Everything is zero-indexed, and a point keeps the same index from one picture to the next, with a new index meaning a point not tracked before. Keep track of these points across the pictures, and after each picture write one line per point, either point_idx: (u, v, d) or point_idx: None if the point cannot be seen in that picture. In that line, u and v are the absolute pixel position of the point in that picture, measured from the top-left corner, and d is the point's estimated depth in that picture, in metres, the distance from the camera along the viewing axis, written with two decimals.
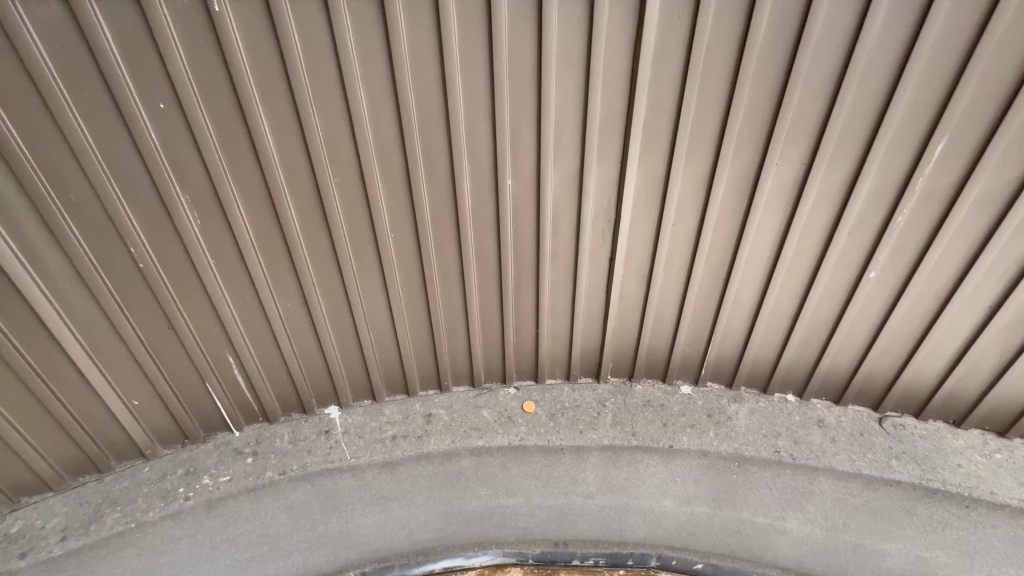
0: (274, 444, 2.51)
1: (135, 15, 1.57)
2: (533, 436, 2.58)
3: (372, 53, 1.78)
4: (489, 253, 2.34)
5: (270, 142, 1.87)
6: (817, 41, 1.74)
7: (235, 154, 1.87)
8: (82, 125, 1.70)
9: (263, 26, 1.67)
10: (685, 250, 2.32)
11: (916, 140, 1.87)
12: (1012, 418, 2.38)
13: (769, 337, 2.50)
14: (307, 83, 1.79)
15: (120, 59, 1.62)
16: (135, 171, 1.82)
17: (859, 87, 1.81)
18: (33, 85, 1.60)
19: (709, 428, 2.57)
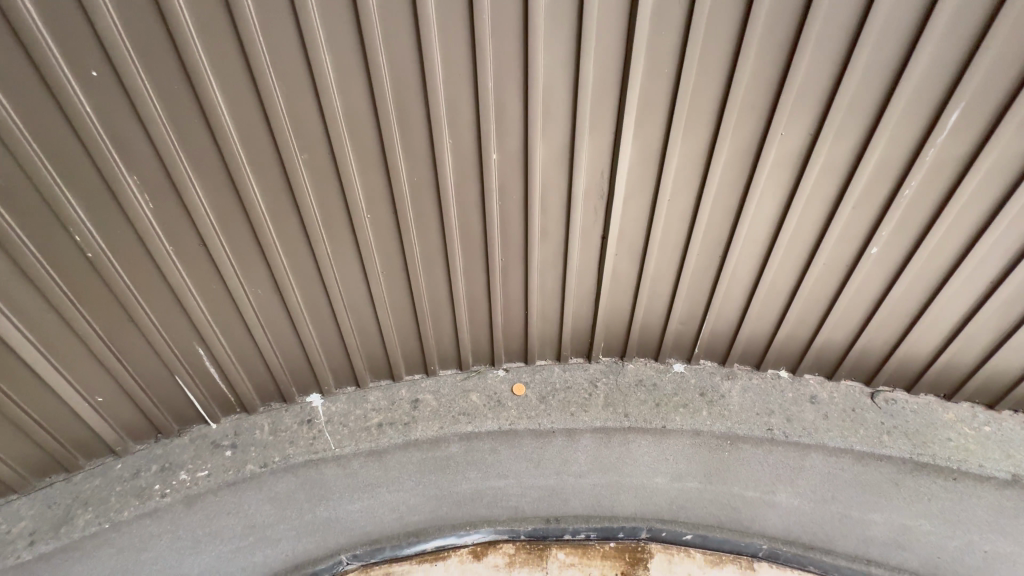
0: (253, 436, 2.41)
1: None
2: (523, 420, 2.53)
3: (335, 12, 1.56)
4: (475, 232, 2.20)
5: (224, 114, 1.66)
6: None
7: (185, 128, 1.66)
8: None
9: None
10: (681, 226, 2.20)
11: (930, 109, 1.73)
12: (1003, 392, 2.38)
13: (765, 314, 2.44)
14: (261, 47, 1.57)
15: (37, 19, 1.38)
16: (70, 149, 1.60)
17: (876, 46, 1.64)
18: None
19: (702, 407, 2.54)
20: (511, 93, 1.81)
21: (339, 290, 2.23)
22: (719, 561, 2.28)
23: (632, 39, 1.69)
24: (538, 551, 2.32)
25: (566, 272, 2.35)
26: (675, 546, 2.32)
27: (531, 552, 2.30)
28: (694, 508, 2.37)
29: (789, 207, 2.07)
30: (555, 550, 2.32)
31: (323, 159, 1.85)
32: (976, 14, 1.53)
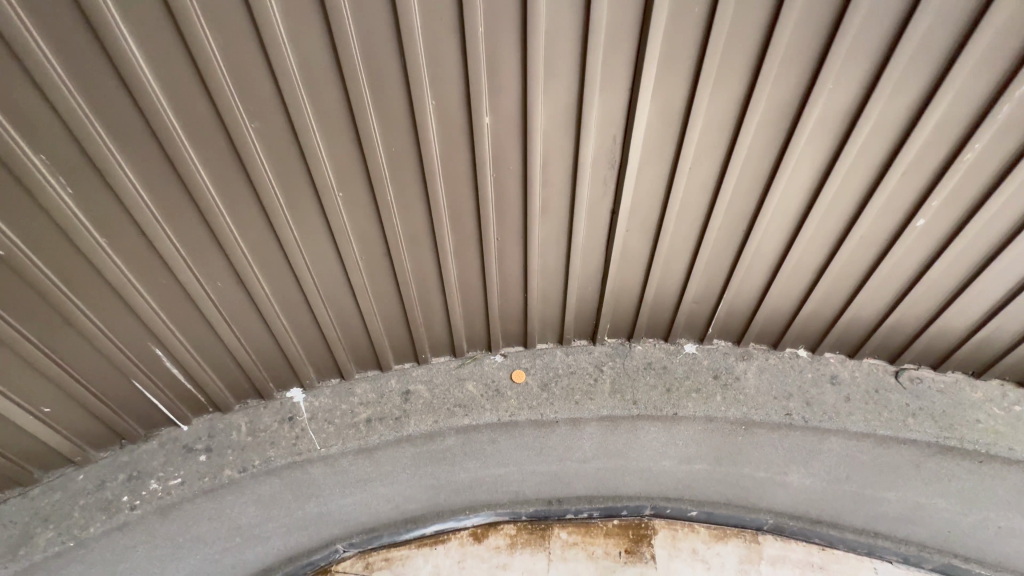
0: (229, 438, 2.20)
1: None
2: (524, 411, 2.33)
3: None
4: (466, 209, 1.91)
5: (145, 73, 1.33)
6: None
7: (98, 93, 1.34)
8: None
9: None
10: (702, 198, 1.93)
11: (1012, 56, 1.44)
12: None
13: (788, 292, 2.22)
14: None
15: None
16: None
17: None
18: None
19: (715, 391, 2.36)
20: (506, 41, 1.48)
21: (313, 278, 1.96)
22: (724, 535, 2.27)
23: None
24: (540, 530, 2.29)
25: (570, 251, 2.09)
26: (679, 522, 2.32)
27: (531, 534, 2.28)
28: (697, 481, 2.30)
29: (828, 175, 1.80)
30: (557, 529, 2.30)
31: (280, 126, 1.53)
32: None
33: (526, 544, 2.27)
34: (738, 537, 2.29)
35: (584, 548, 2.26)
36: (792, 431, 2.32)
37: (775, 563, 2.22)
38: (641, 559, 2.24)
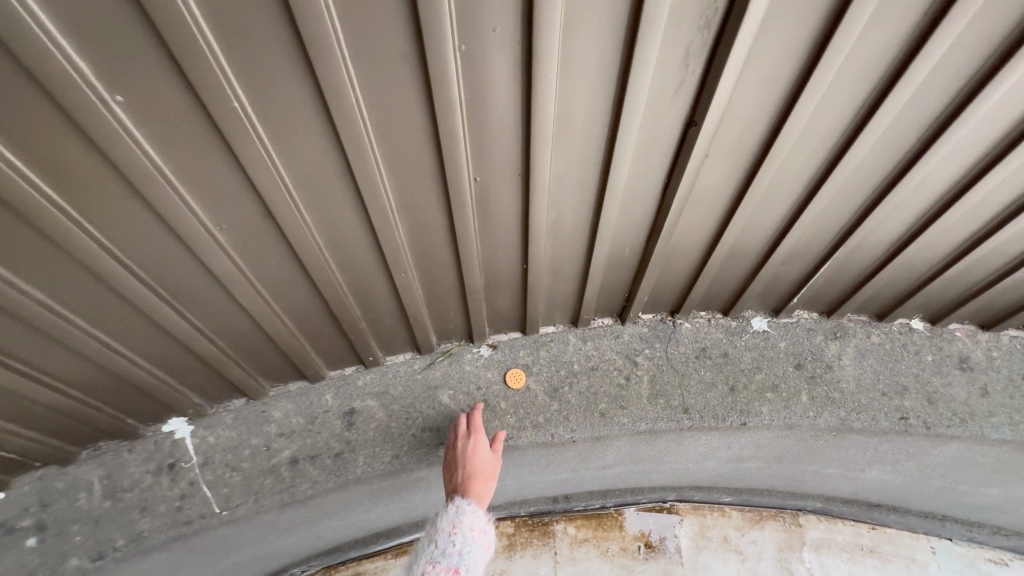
0: (74, 506, 1.43)
1: None
2: (525, 433, 1.58)
3: None
4: (412, 121, 0.99)
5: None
6: None
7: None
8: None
9: None
10: (860, 92, 1.02)
11: None
12: None
13: (937, 245, 1.43)
14: None
15: None
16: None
17: None
18: None
19: (799, 389, 1.64)
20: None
21: (134, 266, 1.08)
22: (759, 520, 2.33)
23: None
24: (542, 526, 2.29)
25: (604, 197, 1.20)
26: (706, 507, 2.36)
27: (533, 529, 2.27)
28: (732, 471, 2.15)
29: None
30: (564, 524, 2.30)
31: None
32: None
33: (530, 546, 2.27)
34: (777, 519, 2.35)
35: (596, 544, 2.25)
36: (902, 438, 1.65)
37: (818, 548, 2.27)
38: (663, 553, 2.25)
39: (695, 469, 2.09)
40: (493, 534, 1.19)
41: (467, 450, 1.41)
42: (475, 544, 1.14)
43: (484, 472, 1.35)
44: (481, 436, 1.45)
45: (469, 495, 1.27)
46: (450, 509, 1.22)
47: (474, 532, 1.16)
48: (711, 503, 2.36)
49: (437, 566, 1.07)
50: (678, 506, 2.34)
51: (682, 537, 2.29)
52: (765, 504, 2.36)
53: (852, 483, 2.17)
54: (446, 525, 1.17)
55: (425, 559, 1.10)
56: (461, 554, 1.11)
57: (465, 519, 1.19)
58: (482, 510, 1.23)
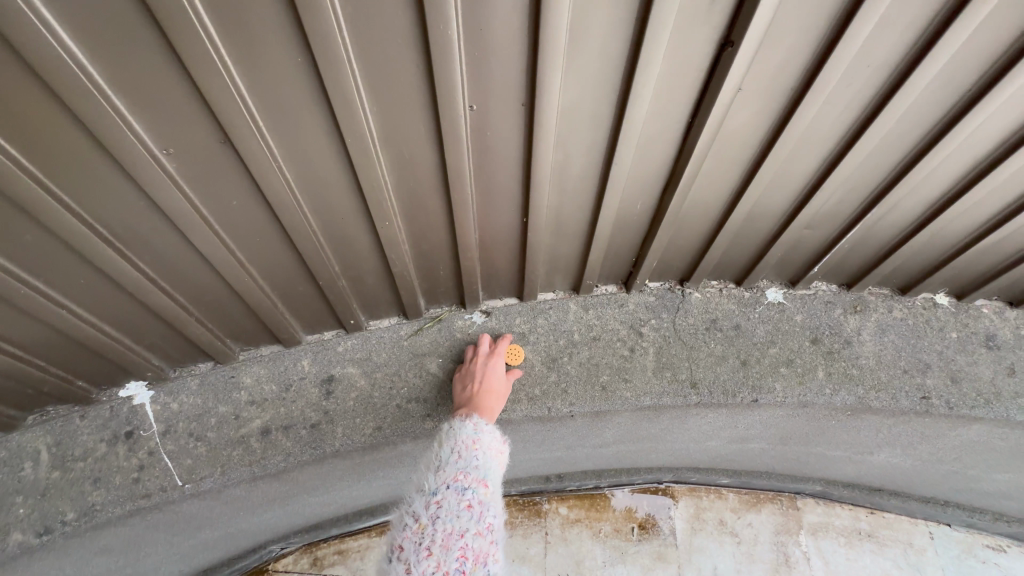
0: (19, 476, 1.29)
1: None
2: (521, 404, 1.47)
3: None
4: (397, 32, 0.83)
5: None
6: None
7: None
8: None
9: None
10: (925, 12, 0.87)
11: None
12: None
13: (981, 208, 1.29)
14: None
15: None
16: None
17: None
18: None
19: (816, 364, 1.53)
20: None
21: (67, 199, 0.91)
22: (756, 503, 2.21)
23: None
24: (535, 506, 2.17)
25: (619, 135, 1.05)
26: (702, 489, 2.23)
27: (523, 509, 2.16)
28: (734, 451, 2.04)
29: None
30: (555, 504, 2.19)
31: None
32: None
33: (519, 525, 2.17)
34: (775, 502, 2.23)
35: (588, 524, 2.16)
36: (919, 419, 1.55)
37: (815, 532, 2.16)
38: (658, 535, 2.16)
39: (697, 449, 1.98)
40: (506, 452, 1.24)
41: (485, 366, 1.42)
42: (494, 461, 1.18)
43: (497, 394, 1.39)
44: (500, 358, 1.45)
45: (483, 412, 1.31)
46: (467, 424, 1.23)
47: (493, 452, 1.20)
48: (708, 485, 2.22)
49: (468, 475, 1.10)
50: (675, 488, 2.22)
51: (676, 517, 2.19)
52: (764, 486, 2.22)
53: (859, 464, 2.06)
54: (466, 440, 1.19)
55: (453, 466, 1.12)
56: (486, 468, 1.14)
57: (485, 438, 1.21)
58: (496, 430, 1.26)
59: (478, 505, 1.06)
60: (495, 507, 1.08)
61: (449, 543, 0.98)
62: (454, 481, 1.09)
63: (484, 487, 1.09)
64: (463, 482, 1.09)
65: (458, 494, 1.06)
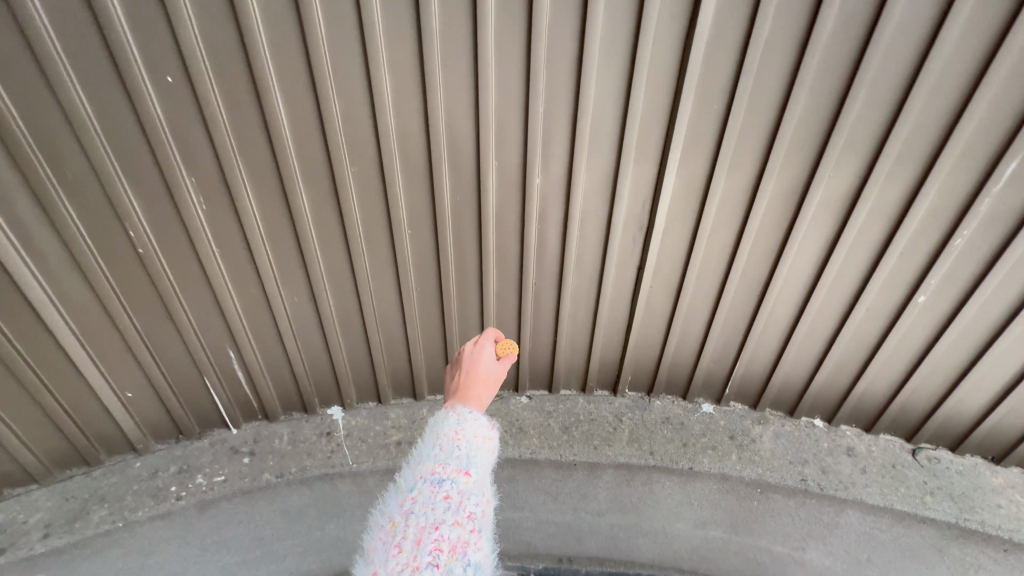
0: (272, 444, 2.38)
1: (156, 9, 1.42)
2: (545, 450, 2.46)
3: (402, 54, 1.62)
4: (510, 255, 2.17)
5: (280, 104, 1.64)
6: (875, 71, 1.59)
7: (242, 118, 1.65)
8: (63, 62, 1.44)
9: (285, 14, 1.50)
10: (719, 264, 2.16)
11: (976, 170, 1.72)
12: (1012, 444, 2.27)
13: (804, 358, 2.35)
14: (330, 76, 1.62)
15: (133, 42, 1.46)
16: (126, 129, 1.59)
17: (921, 113, 1.65)
18: (38, 65, 1.44)
19: (731, 451, 2.43)
20: (563, 103, 1.76)
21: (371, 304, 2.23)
22: None
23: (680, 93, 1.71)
24: None
25: (600, 299, 2.31)
26: None
27: None
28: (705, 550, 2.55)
29: (835, 244, 1.99)
30: None
31: (368, 159, 1.81)
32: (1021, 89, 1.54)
33: None
34: None
35: None
36: (808, 498, 2.36)
37: None
38: None
39: (681, 545, 2.57)
40: (497, 437, 1.13)
41: (474, 356, 1.43)
42: (481, 449, 1.08)
43: (485, 378, 1.36)
44: (485, 350, 1.45)
45: (468, 398, 1.28)
46: (450, 415, 1.14)
47: (478, 439, 1.10)
48: None
49: (446, 466, 1.02)
50: None
51: None
52: None
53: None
54: (448, 432, 1.09)
55: (431, 459, 1.04)
56: (469, 458, 1.05)
57: (469, 426, 1.11)
58: (483, 415, 1.15)
59: (456, 495, 0.98)
60: (477, 495, 1.00)
61: (421, 539, 0.92)
62: (431, 474, 1.01)
63: (464, 476, 1.01)
64: (441, 474, 1.01)
65: (435, 487, 0.99)
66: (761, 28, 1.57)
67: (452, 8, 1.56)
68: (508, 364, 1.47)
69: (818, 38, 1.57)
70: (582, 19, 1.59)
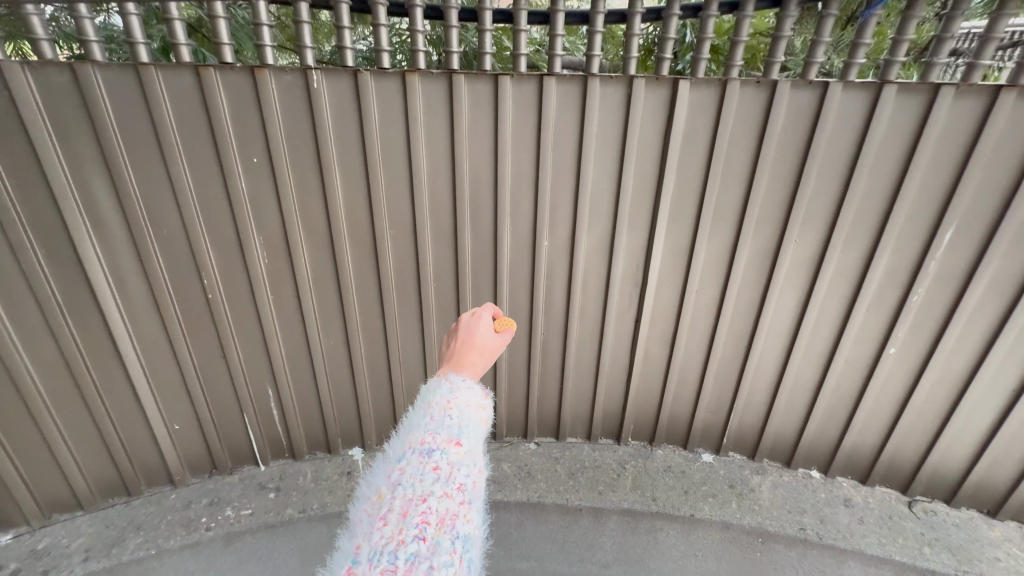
0: (297, 481, 2.54)
1: (254, 110, 1.86)
2: (552, 494, 2.56)
3: (438, 141, 2.03)
4: (522, 307, 2.45)
5: (338, 179, 2.03)
6: (822, 157, 1.97)
7: (306, 190, 2.04)
8: (179, 147, 1.86)
9: (351, 113, 1.93)
10: (709, 317, 2.41)
11: (920, 236, 2.02)
12: (1003, 495, 2.40)
13: (793, 408, 2.53)
14: (380, 158, 2.02)
15: (232, 132, 1.88)
16: (216, 197, 1.97)
17: (865, 191, 1.99)
18: (159, 147, 1.84)
19: (731, 499, 2.53)
20: (567, 180, 2.14)
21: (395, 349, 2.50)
22: None
23: (664, 173, 2.09)
24: None
25: (602, 349, 2.55)
26: None
27: None
28: None
29: (808, 300, 2.26)
30: None
31: (404, 223, 2.17)
32: (942, 172, 1.90)
33: None
34: None
35: None
36: (810, 549, 2.31)
37: None
38: None
39: None
40: (491, 408, 1.00)
41: (470, 324, 1.24)
42: (475, 418, 0.95)
43: (482, 349, 1.17)
44: (483, 320, 1.23)
45: (462, 365, 1.12)
46: (442, 383, 1.01)
47: (472, 407, 0.96)
48: None
49: (436, 436, 0.89)
50: None
51: None
52: None
53: None
54: (439, 400, 0.96)
55: (421, 429, 0.91)
56: (462, 426, 0.92)
57: (462, 395, 0.98)
58: (477, 384, 1.03)
59: (447, 466, 0.85)
60: (468, 466, 0.87)
61: (406, 511, 0.78)
62: (419, 444, 0.87)
63: (455, 446, 0.88)
64: (430, 445, 0.87)
65: (424, 457, 0.86)
66: (725, 125, 1.97)
67: (479, 109, 1.99)
68: (508, 337, 1.26)
69: (771, 132, 1.96)
70: (582, 117, 2.01)
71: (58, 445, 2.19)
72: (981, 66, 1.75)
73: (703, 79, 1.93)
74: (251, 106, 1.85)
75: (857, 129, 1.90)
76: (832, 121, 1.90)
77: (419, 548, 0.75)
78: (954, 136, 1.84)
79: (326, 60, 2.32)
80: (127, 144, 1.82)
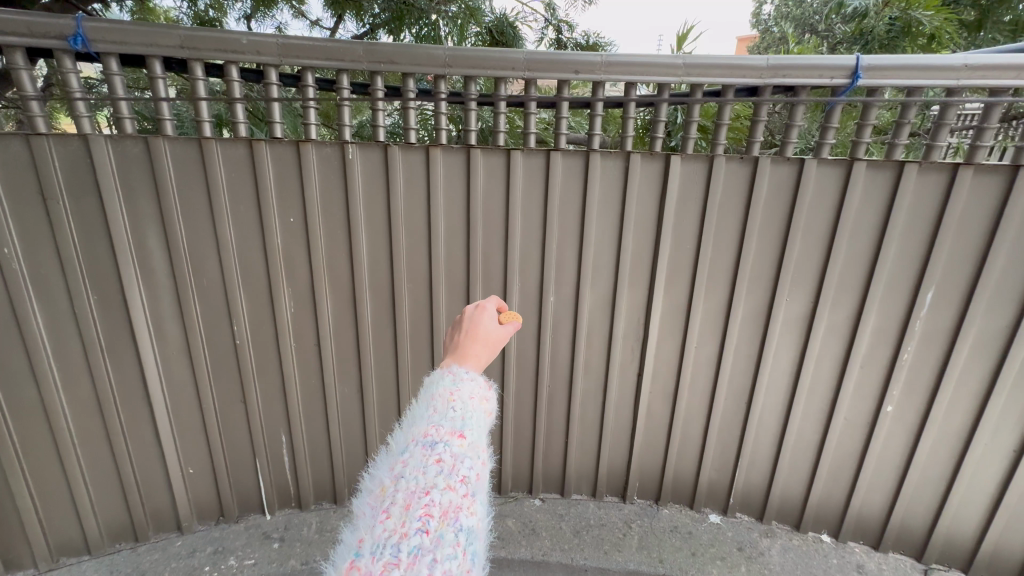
0: (301, 532, 2.54)
1: (295, 176, 2.11)
2: (556, 552, 2.51)
3: (455, 204, 2.25)
4: (528, 360, 2.56)
5: (363, 237, 2.25)
6: (805, 223, 2.16)
7: (335, 246, 2.24)
8: (227, 208, 2.10)
9: (379, 180, 2.18)
10: (709, 373, 2.50)
11: (903, 297, 2.15)
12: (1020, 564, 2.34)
13: (798, 466, 2.54)
14: (402, 218, 2.24)
15: (274, 196, 2.12)
16: (254, 252, 2.19)
17: (848, 254, 2.16)
18: (209, 208, 2.08)
19: (740, 562, 2.46)
20: (572, 240, 2.33)
21: None
22: None
23: (660, 236, 2.28)
24: None
25: (606, 402, 2.62)
26: None
27: None
28: None
29: (804, 358, 2.35)
30: None
31: (420, 278, 2.35)
32: (916, 238, 2.07)
33: None
34: None
35: None
36: None
37: None
38: None
39: None
40: (493, 399, 1.09)
41: (475, 316, 1.27)
42: (477, 410, 1.04)
43: (485, 342, 1.21)
44: (488, 314, 1.27)
45: (466, 358, 1.17)
46: (445, 375, 1.10)
47: (474, 399, 1.05)
48: None
49: (439, 429, 0.98)
50: None
51: None
52: None
53: None
54: (443, 393, 1.05)
55: (424, 422, 1.00)
56: (464, 419, 1.01)
57: (465, 387, 1.07)
58: (479, 377, 1.12)
59: (449, 459, 0.94)
60: (471, 458, 0.96)
61: (410, 503, 0.88)
62: (423, 437, 0.97)
63: (457, 439, 0.97)
64: (433, 437, 0.97)
65: (427, 450, 0.95)
66: (714, 194, 2.19)
67: (493, 177, 2.22)
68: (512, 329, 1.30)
69: (757, 201, 2.16)
70: (585, 185, 2.24)
71: (77, 485, 2.26)
72: (939, 147, 1.97)
73: (692, 155, 2.17)
74: (293, 173, 2.11)
75: (833, 200, 2.11)
76: (810, 192, 2.11)
77: (422, 540, 0.83)
78: (924, 205, 2.02)
79: (362, 135, 2.66)
80: (183, 204, 2.06)
